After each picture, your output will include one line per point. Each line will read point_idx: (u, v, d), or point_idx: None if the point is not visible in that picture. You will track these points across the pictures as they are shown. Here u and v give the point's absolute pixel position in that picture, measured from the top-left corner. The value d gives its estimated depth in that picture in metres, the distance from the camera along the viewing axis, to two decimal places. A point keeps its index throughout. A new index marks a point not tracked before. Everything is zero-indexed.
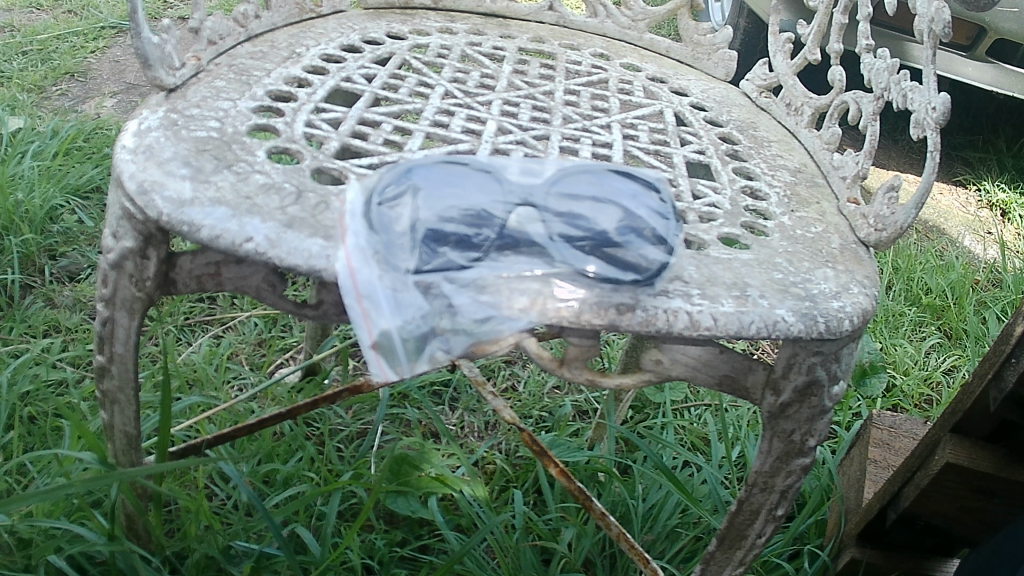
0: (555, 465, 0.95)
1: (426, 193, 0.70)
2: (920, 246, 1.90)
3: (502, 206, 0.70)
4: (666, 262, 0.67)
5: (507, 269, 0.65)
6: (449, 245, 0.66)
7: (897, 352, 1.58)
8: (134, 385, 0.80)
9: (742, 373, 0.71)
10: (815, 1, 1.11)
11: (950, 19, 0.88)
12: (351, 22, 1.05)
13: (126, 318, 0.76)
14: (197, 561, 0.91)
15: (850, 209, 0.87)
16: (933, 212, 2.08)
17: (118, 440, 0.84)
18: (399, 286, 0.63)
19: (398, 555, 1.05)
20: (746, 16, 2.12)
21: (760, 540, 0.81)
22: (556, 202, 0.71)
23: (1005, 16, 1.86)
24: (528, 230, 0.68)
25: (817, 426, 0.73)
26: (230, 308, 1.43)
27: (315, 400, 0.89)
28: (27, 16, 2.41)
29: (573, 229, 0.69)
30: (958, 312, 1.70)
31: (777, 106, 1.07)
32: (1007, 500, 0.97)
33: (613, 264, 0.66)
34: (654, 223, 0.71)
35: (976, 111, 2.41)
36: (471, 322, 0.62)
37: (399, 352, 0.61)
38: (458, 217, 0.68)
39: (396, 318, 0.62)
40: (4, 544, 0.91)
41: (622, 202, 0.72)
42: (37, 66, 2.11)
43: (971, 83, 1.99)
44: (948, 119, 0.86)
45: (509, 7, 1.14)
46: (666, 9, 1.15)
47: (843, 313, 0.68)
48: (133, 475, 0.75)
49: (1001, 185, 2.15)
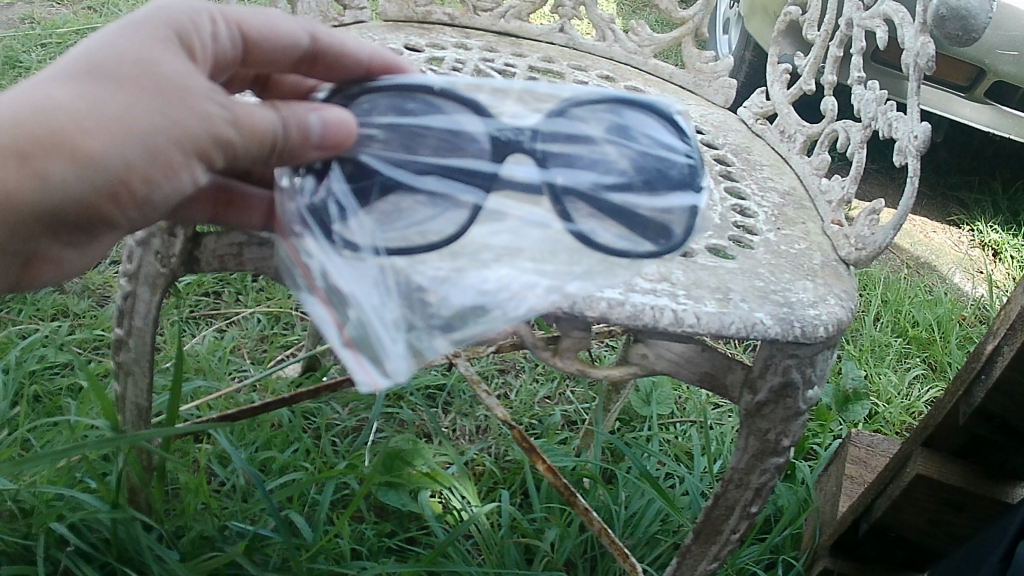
0: (543, 462, 1.00)
1: (398, 94, 0.64)
2: (910, 281, 1.95)
3: (487, 116, 0.65)
4: (690, 214, 0.67)
5: (498, 243, 0.66)
6: (430, 182, 0.64)
7: (880, 381, 1.63)
8: (150, 357, 0.86)
9: (723, 372, 0.76)
10: (813, 34, 1.16)
11: (934, 54, 0.93)
12: (371, 34, 1.10)
13: (148, 293, 0.82)
14: (194, 537, 0.94)
15: (834, 230, 0.92)
16: (925, 249, 2.12)
17: (130, 411, 0.90)
18: (364, 267, 0.63)
19: (387, 546, 1.09)
20: (751, 48, 2.16)
21: (734, 536, 0.85)
22: (554, 142, 0.66)
23: (1006, 59, 1.82)
24: (521, 165, 0.65)
25: (792, 427, 0.77)
26: (235, 304, 1.47)
27: (316, 387, 0.95)
28: (47, 11, 2.49)
29: (577, 163, 0.66)
30: (944, 346, 1.74)
31: (772, 133, 1.11)
32: (975, 516, 1.00)
33: (624, 230, 0.67)
34: (674, 143, 0.68)
35: (975, 152, 2.45)
36: (453, 312, 0.62)
37: (389, 351, 0.60)
38: (435, 141, 0.64)
39: (370, 311, 0.61)
40: (8, 511, 0.96)
41: (633, 112, 0.68)
42: (56, 58, 2.16)
43: (968, 124, 1.99)
44: (929, 147, 0.90)
45: (522, 27, 1.20)
46: (671, 37, 1.20)
47: (819, 320, 0.72)
48: (140, 440, 0.79)
49: (995, 226, 2.18)
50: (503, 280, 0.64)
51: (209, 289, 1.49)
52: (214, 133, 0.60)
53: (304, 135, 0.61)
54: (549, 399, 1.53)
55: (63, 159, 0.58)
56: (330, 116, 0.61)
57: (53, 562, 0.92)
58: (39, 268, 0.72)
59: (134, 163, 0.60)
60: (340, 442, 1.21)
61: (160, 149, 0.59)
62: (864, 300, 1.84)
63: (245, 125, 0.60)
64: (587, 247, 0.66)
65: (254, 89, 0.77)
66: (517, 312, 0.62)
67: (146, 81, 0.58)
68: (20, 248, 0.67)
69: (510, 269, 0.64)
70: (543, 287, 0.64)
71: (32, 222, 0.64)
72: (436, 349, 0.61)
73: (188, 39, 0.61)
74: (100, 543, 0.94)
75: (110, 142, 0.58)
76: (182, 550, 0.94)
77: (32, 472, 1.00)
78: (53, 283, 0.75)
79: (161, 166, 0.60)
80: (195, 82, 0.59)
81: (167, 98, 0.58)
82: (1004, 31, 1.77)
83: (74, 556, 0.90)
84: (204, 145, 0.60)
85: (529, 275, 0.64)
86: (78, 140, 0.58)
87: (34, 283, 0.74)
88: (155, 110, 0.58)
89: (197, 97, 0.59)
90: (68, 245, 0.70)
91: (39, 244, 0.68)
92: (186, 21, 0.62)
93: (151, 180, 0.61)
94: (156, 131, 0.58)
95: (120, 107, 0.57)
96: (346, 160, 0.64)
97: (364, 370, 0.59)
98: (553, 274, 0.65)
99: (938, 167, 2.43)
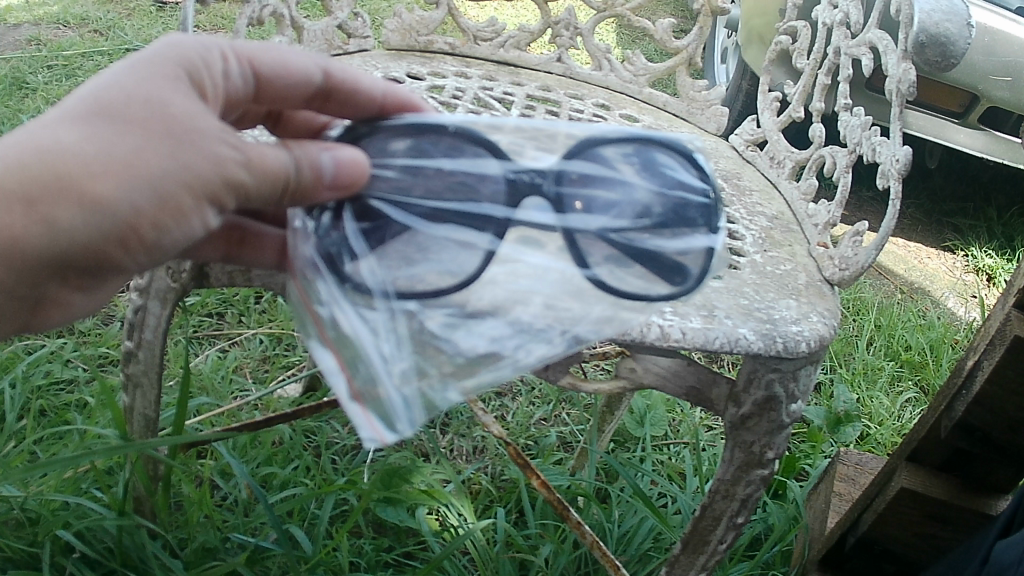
0: (537, 477, 1.03)
1: (410, 133, 0.61)
2: (903, 305, 1.97)
3: (501, 156, 0.61)
4: (710, 256, 0.64)
5: (512, 284, 0.64)
6: (440, 226, 0.61)
7: (872, 404, 1.65)
8: (158, 369, 0.92)
9: (708, 386, 0.81)
10: (803, 63, 1.19)
11: (915, 80, 0.97)
12: (374, 62, 1.13)
13: (158, 307, 0.88)
14: (197, 548, 0.98)
15: (819, 252, 0.95)
16: (920, 275, 2.14)
17: (138, 422, 0.96)
18: (374, 313, 0.61)
19: (384, 560, 1.11)
20: (750, 80, 2.18)
21: (722, 547, 0.88)
22: (573, 181, 0.62)
23: (999, 85, 1.83)
24: (537, 208, 0.62)
25: (776, 440, 0.81)
26: (237, 325, 1.51)
27: (317, 404, 1.03)
28: (55, 33, 2.55)
29: (595, 205, 0.62)
30: (935, 369, 1.76)
31: (762, 159, 1.15)
32: (959, 528, 1.03)
33: (641, 274, 0.64)
34: (694, 182, 0.64)
35: (969, 178, 2.48)
36: (465, 361, 0.61)
37: (393, 407, 0.58)
38: (445, 183, 0.61)
39: (380, 363, 0.60)
40: (16, 519, 1.00)
41: (650, 150, 0.63)
42: (62, 80, 2.20)
43: (961, 150, 1.98)
44: (910, 170, 0.94)
45: (521, 57, 1.24)
46: (665, 67, 1.24)
47: (801, 336, 0.75)
48: (147, 448, 0.83)
49: (990, 251, 2.20)
50: (516, 325, 0.63)
51: (212, 310, 1.53)
52: (226, 175, 0.57)
53: (317, 175, 0.58)
54: (546, 421, 1.55)
55: (70, 205, 0.56)
56: (342, 156, 0.58)
57: (58, 568, 0.96)
58: (47, 311, 0.69)
59: (143, 209, 0.57)
60: (339, 460, 1.24)
61: (170, 193, 0.57)
62: (857, 324, 1.87)
63: (257, 166, 0.58)
64: (601, 291, 0.64)
65: (266, 125, 0.76)
66: (528, 363, 0.62)
67: (157, 124, 0.55)
68: (28, 292, 0.65)
69: (524, 312, 0.64)
70: (556, 334, 0.63)
71: (39, 268, 0.61)
72: (450, 401, 0.60)
73: (200, 77, 0.59)
74: (104, 551, 0.98)
75: (118, 187, 0.55)
76: (185, 559, 0.97)
77: (39, 481, 1.04)
78: (63, 324, 0.72)
79: (172, 212, 0.58)
80: (206, 123, 0.56)
81: (178, 141, 0.55)
82: (999, 57, 1.80)
83: (78, 563, 0.95)
84: (216, 189, 0.57)
85: (542, 320, 0.64)
86: (85, 185, 0.55)
87: (42, 326, 0.71)
88: (165, 154, 0.55)
89: (210, 139, 0.56)
90: (77, 288, 0.67)
91: (46, 287, 0.65)
92: (197, 59, 0.59)
93: (161, 226, 0.59)
94: (166, 175, 0.56)
95: (129, 151, 0.55)
96: (356, 200, 0.61)
97: (372, 425, 0.57)
98: (568, 319, 0.64)
99: (933, 193, 2.46)
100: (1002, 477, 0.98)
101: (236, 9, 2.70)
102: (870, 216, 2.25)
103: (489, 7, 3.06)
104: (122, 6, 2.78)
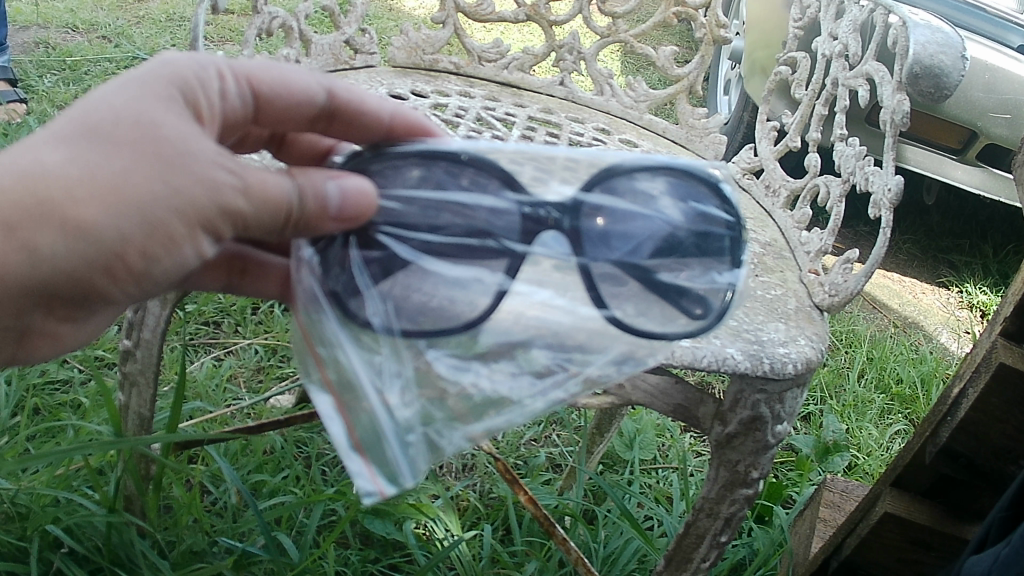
0: (524, 493, 1.04)
1: (422, 159, 0.61)
2: (896, 339, 1.98)
3: (518, 188, 0.62)
4: (732, 295, 0.65)
5: (525, 321, 0.66)
6: (451, 263, 0.63)
7: (862, 435, 1.66)
8: (154, 369, 0.94)
9: (695, 405, 0.86)
10: (801, 92, 1.20)
11: (909, 111, 0.98)
12: (378, 79, 1.15)
13: (158, 307, 0.89)
14: (184, 550, 1.02)
15: (810, 279, 0.95)
16: (913, 308, 2.15)
17: (133, 420, 0.99)
18: (379, 356, 0.63)
19: (369, 570, 1.13)
20: (750, 108, 2.20)
21: (703, 564, 0.91)
22: (591, 216, 0.63)
23: (997, 122, 1.84)
24: (553, 240, 0.63)
25: (760, 461, 0.84)
26: (233, 334, 1.53)
27: (309, 412, 1.02)
28: (65, 36, 2.59)
29: (614, 237, 0.64)
30: (926, 402, 1.77)
31: (757, 188, 1.16)
32: (943, 554, 1.03)
33: (661, 311, 0.65)
34: (719, 214, 0.65)
35: (967, 215, 2.50)
36: (473, 402, 0.64)
37: (394, 468, 0.59)
38: (459, 215, 0.62)
39: (384, 414, 0.61)
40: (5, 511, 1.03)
41: (680, 179, 0.65)
42: (68, 85, 2.24)
43: (960, 185, 2.00)
44: (901, 199, 0.95)
45: (523, 79, 1.25)
46: (665, 94, 1.25)
47: (788, 357, 0.78)
48: (139, 445, 0.86)
49: (983, 289, 2.22)
50: (524, 366, 0.65)
51: (209, 318, 1.55)
52: (224, 202, 0.57)
53: (322, 206, 0.58)
54: (536, 442, 1.55)
55: (53, 229, 0.56)
56: (349, 185, 0.58)
57: (46, 563, 1.00)
58: (36, 341, 0.70)
59: (131, 237, 0.57)
60: (330, 471, 1.26)
61: (160, 220, 0.57)
62: (851, 355, 1.88)
63: (258, 189, 0.57)
64: (617, 329, 0.65)
65: (270, 147, 0.78)
66: (534, 408, 0.64)
67: (145, 146, 0.55)
68: (14, 322, 0.66)
69: (535, 354, 0.66)
70: (567, 377, 0.65)
71: (24, 296, 0.62)
72: (456, 446, 0.62)
73: (196, 97, 0.60)
74: (91, 547, 1.01)
75: (105, 211, 0.56)
76: (173, 560, 1.01)
77: (32, 476, 1.08)
78: (57, 356, 0.73)
79: (162, 241, 0.58)
80: (199, 147, 0.56)
81: (167, 165, 0.55)
82: (998, 94, 1.80)
83: (65, 558, 0.98)
84: (210, 216, 0.57)
85: (553, 362, 0.65)
86: (68, 209, 0.55)
87: (35, 356, 0.72)
88: (153, 179, 0.55)
89: (206, 164, 0.56)
90: (66, 318, 0.68)
91: (32, 318, 0.66)
92: (193, 78, 0.60)
93: (150, 255, 0.59)
94: (155, 201, 0.56)
95: (115, 173, 0.55)
96: (362, 230, 0.61)
97: (374, 479, 0.58)
98: (580, 361, 0.65)
99: (930, 227, 2.47)
100: (986, 504, 0.99)
101: (245, 23, 2.73)
102: (866, 250, 2.26)
103: (495, 29, 3.10)
104: (132, 14, 2.81)
